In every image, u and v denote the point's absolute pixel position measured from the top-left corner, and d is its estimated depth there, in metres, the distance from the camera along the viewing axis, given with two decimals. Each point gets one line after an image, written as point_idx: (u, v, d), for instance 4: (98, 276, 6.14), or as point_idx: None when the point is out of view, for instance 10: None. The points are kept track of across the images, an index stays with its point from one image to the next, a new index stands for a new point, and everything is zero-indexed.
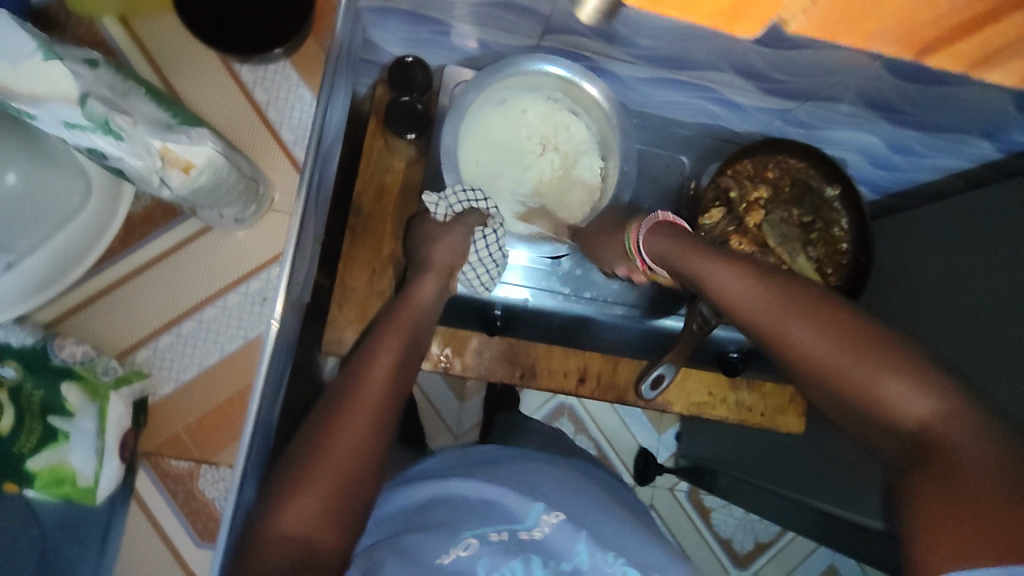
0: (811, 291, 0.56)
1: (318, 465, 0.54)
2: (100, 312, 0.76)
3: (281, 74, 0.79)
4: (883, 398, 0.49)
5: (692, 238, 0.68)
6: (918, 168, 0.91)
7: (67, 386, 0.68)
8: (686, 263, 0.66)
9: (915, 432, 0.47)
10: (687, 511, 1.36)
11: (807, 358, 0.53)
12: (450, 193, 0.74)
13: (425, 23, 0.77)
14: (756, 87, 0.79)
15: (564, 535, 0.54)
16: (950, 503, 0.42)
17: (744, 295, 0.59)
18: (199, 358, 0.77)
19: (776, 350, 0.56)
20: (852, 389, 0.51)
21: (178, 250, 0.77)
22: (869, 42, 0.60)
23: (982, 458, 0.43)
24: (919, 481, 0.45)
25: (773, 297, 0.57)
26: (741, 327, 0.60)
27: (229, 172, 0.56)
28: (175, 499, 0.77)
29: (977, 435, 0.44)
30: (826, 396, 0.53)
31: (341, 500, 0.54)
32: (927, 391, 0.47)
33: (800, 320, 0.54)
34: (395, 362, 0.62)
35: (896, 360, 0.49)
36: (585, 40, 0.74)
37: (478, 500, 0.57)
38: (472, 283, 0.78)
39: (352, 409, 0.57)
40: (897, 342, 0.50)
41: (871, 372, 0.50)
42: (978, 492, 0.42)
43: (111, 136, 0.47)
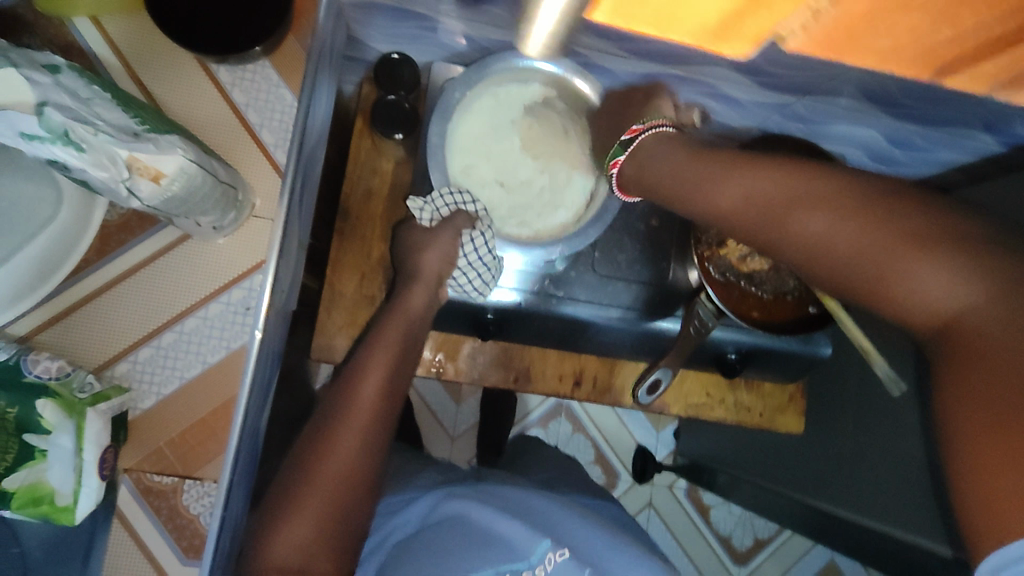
0: (844, 176, 0.48)
1: (310, 489, 0.53)
2: (78, 324, 0.74)
3: (261, 74, 0.77)
4: (910, 292, 0.42)
5: (693, 153, 0.59)
6: (918, 161, 0.90)
7: (43, 402, 0.64)
8: (688, 172, 0.58)
9: (946, 332, 0.41)
10: (686, 508, 1.35)
11: (825, 253, 0.46)
12: (436, 196, 0.72)
13: (410, 19, 0.74)
14: (751, 80, 0.76)
15: (569, 572, 0.54)
16: (1010, 417, 0.37)
17: (746, 197, 0.52)
18: (180, 370, 0.75)
19: (778, 250, 0.51)
20: (883, 286, 0.43)
21: (157, 258, 0.75)
22: (888, 61, 0.50)
23: (1016, 354, 0.38)
24: (947, 379, 0.41)
25: (772, 188, 0.51)
26: (749, 233, 0.53)
27: (203, 179, 0.54)
28: (160, 516, 0.75)
29: (1009, 306, 0.39)
30: (850, 294, 0.46)
31: (337, 523, 0.54)
32: (961, 275, 0.40)
33: (812, 212, 0.47)
34: (386, 375, 0.60)
35: (923, 240, 0.42)
36: (574, 35, 0.73)
37: (491, 531, 0.56)
38: (466, 290, 0.74)
39: (343, 429, 0.56)
40: (926, 215, 0.43)
41: (904, 265, 0.42)
42: (1007, 405, 0.37)
43: (72, 147, 0.44)
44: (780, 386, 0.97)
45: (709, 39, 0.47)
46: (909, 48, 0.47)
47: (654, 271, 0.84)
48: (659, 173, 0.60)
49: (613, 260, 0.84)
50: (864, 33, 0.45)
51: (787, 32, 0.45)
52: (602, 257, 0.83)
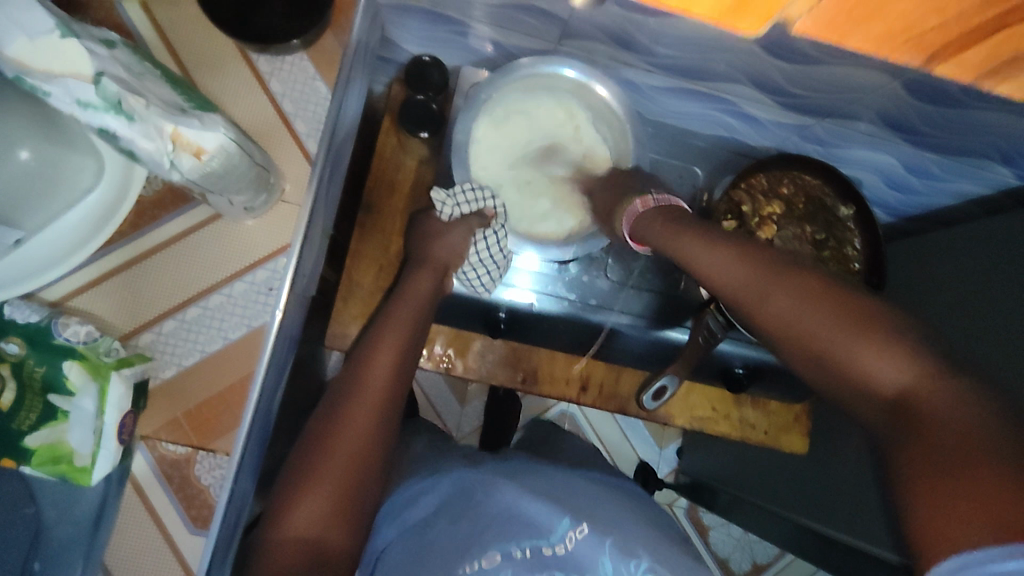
0: (784, 258, 0.55)
1: (323, 465, 0.54)
2: (108, 293, 0.76)
3: (298, 65, 0.79)
4: (866, 365, 0.46)
5: (685, 221, 0.67)
6: (937, 191, 0.90)
7: (68, 364, 0.68)
8: (672, 243, 0.65)
9: (893, 403, 0.45)
10: (686, 527, 1.35)
11: (787, 329, 0.52)
12: (458, 192, 0.72)
13: (444, 23, 0.77)
14: (773, 100, 0.79)
15: (591, 550, 0.52)
16: (949, 467, 0.40)
17: (717, 272, 0.59)
18: (201, 345, 0.77)
19: (753, 315, 0.55)
20: (840, 358, 0.48)
21: (188, 235, 0.77)
22: (874, 44, 0.52)
23: (960, 416, 0.41)
24: (910, 454, 0.43)
25: (738, 272, 0.57)
26: (723, 298, 0.59)
27: (240, 158, 0.56)
28: (171, 484, 0.77)
29: (961, 396, 0.42)
30: (808, 368, 0.51)
31: (349, 499, 0.54)
32: (908, 359, 0.45)
33: (781, 297, 0.53)
34: (397, 355, 0.62)
35: (870, 325, 0.47)
36: (601, 46, 0.76)
37: (516, 512, 0.55)
38: (472, 284, 0.76)
39: (355, 406, 0.57)
40: (873, 309, 0.48)
41: (856, 340, 0.47)
42: (973, 463, 0.39)
43: (123, 117, 0.47)
44: (784, 406, 0.99)
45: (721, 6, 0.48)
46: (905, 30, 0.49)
47: (665, 281, 0.86)
48: (647, 229, 0.70)
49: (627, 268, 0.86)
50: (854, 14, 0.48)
51: (794, 15, 0.49)
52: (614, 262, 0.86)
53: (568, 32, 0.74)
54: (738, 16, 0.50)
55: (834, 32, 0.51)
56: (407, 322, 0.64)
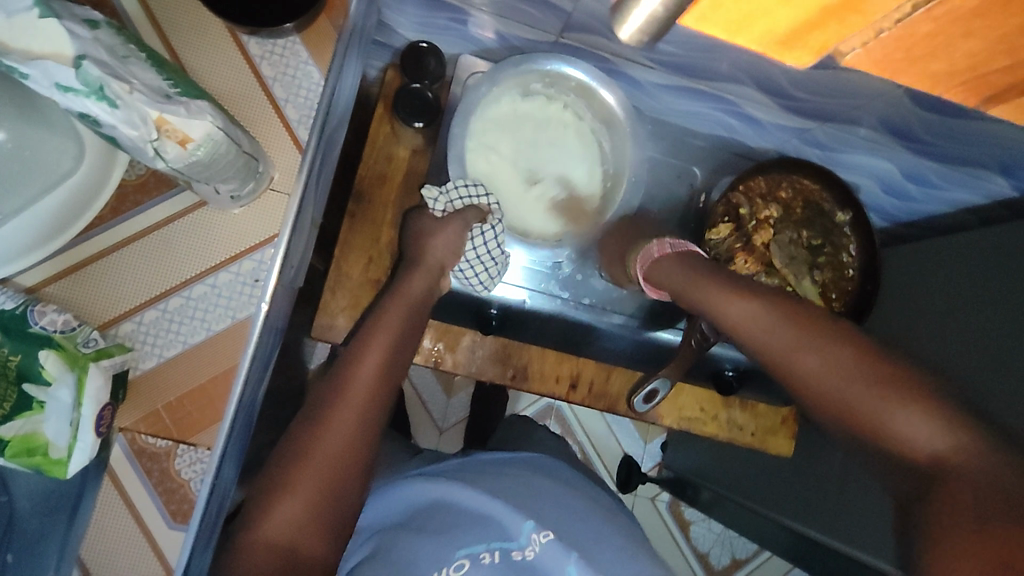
0: (814, 313, 0.58)
1: (299, 467, 0.51)
2: (84, 281, 0.73)
3: (291, 49, 0.76)
4: (905, 433, 0.50)
5: (702, 266, 0.68)
6: (932, 199, 0.91)
7: (45, 353, 0.65)
8: (693, 286, 0.66)
9: (932, 465, 0.48)
10: (667, 522, 1.36)
11: (816, 383, 0.54)
12: (451, 188, 0.70)
13: (441, 9, 0.75)
14: (775, 102, 0.78)
15: (557, 556, 0.52)
16: (967, 521, 0.44)
17: (744, 317, 0.60)
18: (184, 335, 0.75)
19: (783, 374, 0.57)
20: (876, 421, 0.51)
21: (170, 223, 0.74)
22: (926, 80, 0.54)
23: (983, 491, 0.44)
24: (934, 515, 0.46)
25: (759, 321, 0.59)
26: (745, 348, 0.61)
27: (228, 147, 0.54)
28: (151, 478, 0.75)
29: (993, 473, 0.45)
30: (841, 426, 0.54)
31: (328, 502, 0.51)
32: (941, 423, 0.48)
33: (811, 348, 0.55)
34: (386, 353, 0.58)
35: (906, 392, 0.50)
36: (603, 41, 0.74)
37: (480, 513, 0.55)
38: (470, 282, 0.74)
39: (338, 405, 0.54)
40: (909, 374, 0.51)
41: (893, 407, 0.50)
42: (986, 516, 0.43)
43: (106, 103, 0.45)
44: (774, 408, 0.98)
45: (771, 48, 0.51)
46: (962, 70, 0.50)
47: None
48: (662, 281, 0.71)
49: None
50: (919, 51, 0.47)
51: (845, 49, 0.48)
52: (611, 262, 0.87)
53: (571, 25, 0.73)
54: (789, 50, 0.51)
55: (881, 67, 0.51)
56: (393, 319, 0.61)
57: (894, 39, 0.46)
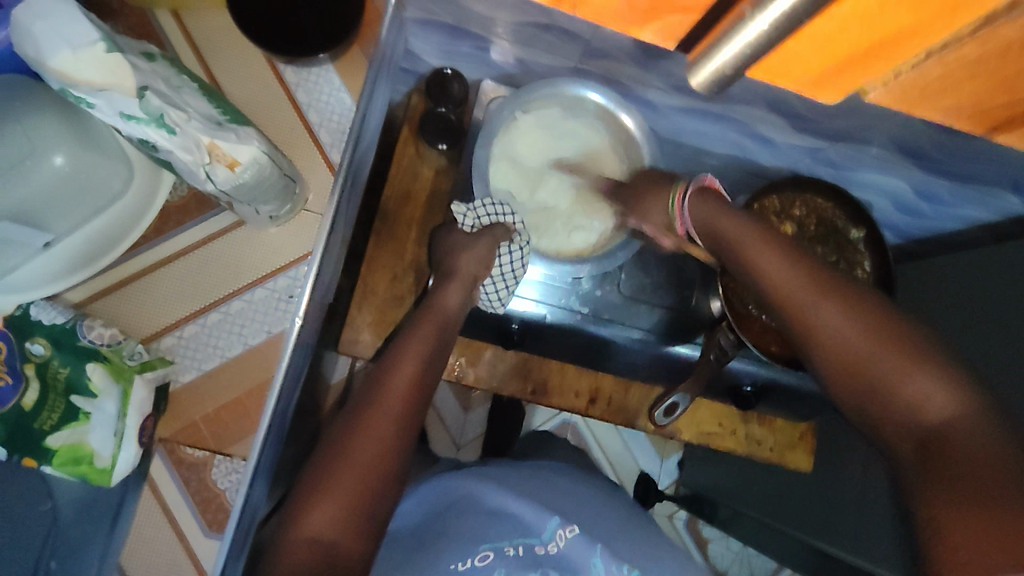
0: (836, 278, 0.57)
1: (339, 468, 0.51)
2: (130, 297, 0.77)
3: (324, 77, 0.79)
4: (907, 396, 0.50)
5: (733, 211, 0.65)
6: (945, 216, 0.93)
7: (93, 365, 0.69)
8: (715, 223, 0.65)
9: (936, 432, 0.48)
10: (685, 540, 1.36)
11: (827, 345, 0.54)
12: (479, 205, 0.72)
13: (465, 37, 0.79)
14: (789, 123, 0.81)
15: (581, 549, 0.55)
16: (967, 486, 0.44)
17: (770, 268, 0.59)
18: (221, 349, 0.78)
19: (799, 332, 0.56)
20: (882, 381, 0.51)
21: (210, 242, 0.78)
22: (942, 117, 0.61)
23: (990, 454, 0.45)
24: (930, 481, 0.47)
25: (781, 276, 0.58)
26: (767, 303, 0.60)
27: (272, 171, 0.57)
28: (188, 487, 0.77)
29: (991, 442, 0.46)
30: (838, 386, 0.54)
31: (365, 503, 0.51)
32: (954, 393, 0.48)
33: (832, 307, 0.55)
34: (422, 363, 0.59)
35: (919, 358, 0.50)
36: (620, 66, 0.77)
37: (502, 510, 0.58)
38: (491, 299, 0.76)
39: (378, 411, 0.55)
40: (921, 344, 0.51)
41: (902, 370, 0.50)
42: (988, 483, 0.44)
43: (164, 130, 0.48)
44: (791, 423, 0.99)
45: (808, 89, 0.57)
46: (964, 107, 0.58)
47: (677, 298, 0.90)
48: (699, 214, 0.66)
49: (639, 283, 0.89)
50: (934, 87, 0.54)
51: (870, 88, 0.56)
52: (629, 276, 0.89)
53: (590, 51, 0.76)
54: (820, 91, 0.57)
55: (902, 103, 0.59)
56: (426, 334, 0.62)
57: (908, 81, 0.53)
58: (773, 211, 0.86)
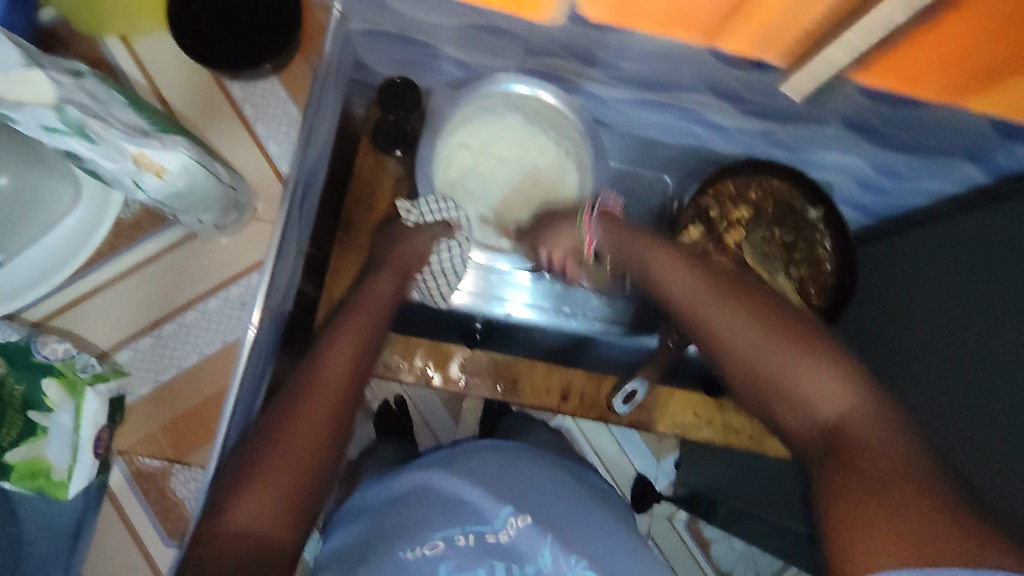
0: (735, 283, 0.61)
1: (268, 459, 0.53)
2: (77, 318, 0.73)
3: (269, 90, 0.76)
4: (807, 392, 0.53)
5: (644, 232, 0.71)
6: (910, 192, 0.92)
7: (48, 381, 0.69)
8: (631, 253, 0.70)
9: (835, 427, 0.51)
10: (686, 541, 1.34)
11: (735, 349, 0.57)
12: (422, 202, 0.76)
13: (411, 45, 0.80)
14: (734, 107, 0.81)
15: (530, 539, 0.55)
16: (860, 474, 0.47)
17: (682, 278, 0.63)
18: (177, 359, 0.74)
19: (705, 337, 0.60)
20: (788, 379, 0.54)
21: (162, 255, 0.75)
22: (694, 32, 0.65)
23: (882, 445, 0.47)
24: (830, 470, 0.49)
25: (691, 286, 0.62)
26: (678, 310, 0.63)
27: (206, 177, 0.57)
28: (148, 499, 0.74)
29: (882, 428, 0.49)
30: (748, 389, 0.57)
31: (298, 494, 0.54)
32: (848, 387, 0.51)
33: (730, 312, 0.58)
34: (356, 352, 0.61)
35: (813, 352, 0.54)
36: (563, 62, 0.78)
37: (460, 499, 0.58)
38: (431, 294, 0.80)
39: (308, 403, 0.56)
40: (813, 339, 0.55)
41: (800, 365, 0.54)
42: (888, 472, 0.45)
43: (86, 141, 0.48)
44: None
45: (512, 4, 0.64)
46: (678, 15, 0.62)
47: (639, 289, 0.92)
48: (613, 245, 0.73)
49: (602, 275, 0.90)
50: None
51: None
52: None
53: (531, 50, 0.77)
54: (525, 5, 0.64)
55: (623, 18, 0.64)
56: (362, 322, 0.64)
57: None
58: (728, 197, 0.88)
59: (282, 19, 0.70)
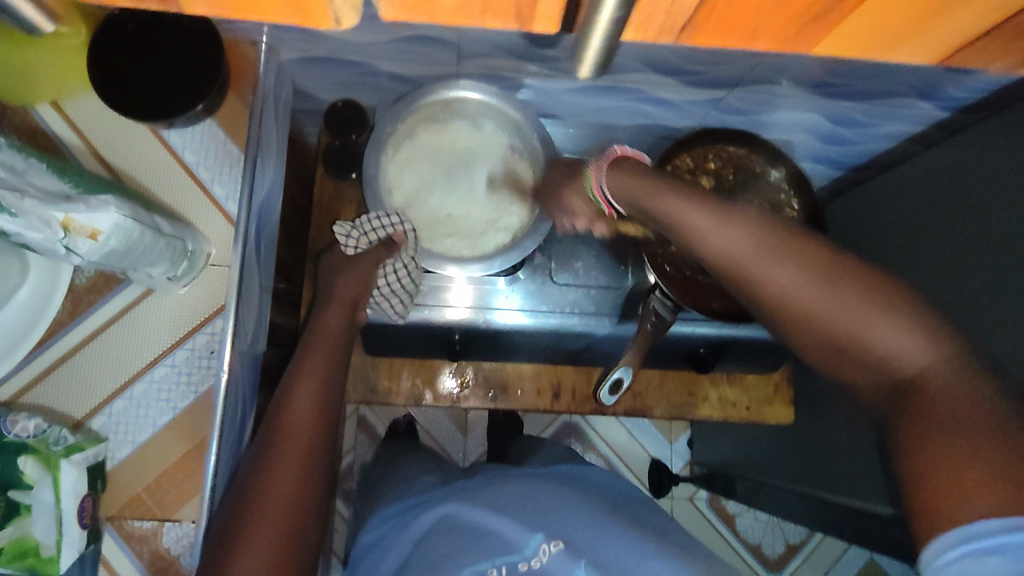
0: (780, 227, 0.51)
1: (252, 526, 0.53)
2: (48, 392, 0.73)
3: (209, 133, 0.77)
4: (884, 350, 0.47)
5: (653, 172, 0.61)
6: (870, 137, 0.91)
7: (23, 459, 0.66)
8: (639, 194, 0.60)
9: (911, 383, 0.46)
10: (711, 519, 1.33)
11: (796, 307, 0.50)
12: (364, 221, 0.75)
13: (347, 67, 0.78)
14: (678, 81, 0.80)
15: (563, 565, 0.53)
16: (950, 422, 0.43)
17: (697, 224, 0.53)
18: (153, 419, 0.75)
19: (748, 293, 0.52)
20: (856, 337, 0.48)
21: (125, 314, 0.75)
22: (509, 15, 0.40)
23: (967, 400, 0.44)
24: (908, 426, 0.45)
25: (742, 236, 0.51)
26: (705, 264, 0.54)
27: (140, 232, 0.55)
28: (142, 560, 0.75)
29: (969, 383, 0.45)
30: (819, 349, 0.50)
31: (288, 552, 0.54)
32: (924, 339, 0.47)
33: (790, 263, 0.50)
34: (319, 391, 0.61)
35: (890, 303, 0.48)
36: (500, 61, 0.76)
37: (481, 527, 0.57)
38: (383, 312, 0.79)
39: (278, 458, 0.56)
40: (889, 284, 0.49)
41: (880, 318, 0.47)
42: (966, 426, 0.43)
43: (5, 214, 0.45)
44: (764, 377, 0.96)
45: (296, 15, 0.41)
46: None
47: (613, 275, 0.88)
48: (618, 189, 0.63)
49: (572, 268, 0.88)
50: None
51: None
52: (561, 268, 0.88)
53: (465, 55, 0.75)
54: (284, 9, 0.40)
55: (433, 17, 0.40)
56: (318, 359, 0.63)
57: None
58: (687, 170, 0.85)
59: (201, 52, 0.67)
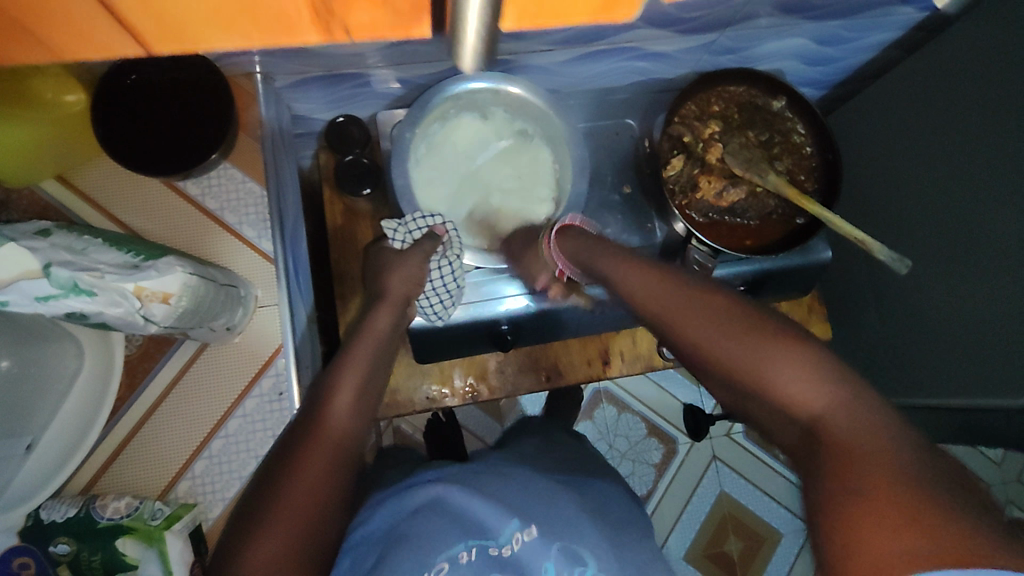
0: (740, 303, 0.54)
1: (277, 506, 0.47)
2: (130, 460, 0.80)
3: (224, 175, 0.82)
4: (786, 388, 0.47)
5: (566, 239, 0.75)
6: (852, 52, 0.90)
7: (123, 540, 0.75)
8: (578, 251, 0.73)
9: (811, 424, 0.45)
10: (750, 450, 1.35)
11: (717, 358, 0.52)
12: (409, 220, 0.75)
13: (342, 82, 0.75)
14: (672, 31, 0.78)
15: (535, 551, 0.55)
16: (875, 492, 0.38)
17: (651, 296, 0.60)
18: (237, 470, 0.82)
19: (688, 346, 0.55)
20: (762, 374, 0.48)
21: (182, 375, 0.81)
22: None
23: (896, 468, 0.38)
24: (815, 479, 0.41)
25: (672, 302, 0.57)
26: (700, 366, 0.55)
27: (205, 287, 0.60)
28: None
29: (865, 421, 0.42)
30: (726, 383, 0.52)
31: (308, 542, 0.46)
32: (821, 381, 0.45)
33: (698, 324, 0.54)
34: (356, 392, 0.58)
35: (801, 349, 0.48)
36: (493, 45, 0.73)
37: (464, 514, 0.57)
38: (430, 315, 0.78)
39: (311, 446, 0.51)
40: (792, 337, 0.49)
41: (780, 363, 0.48)
42: (880, 490, 0.37)
43: (85, 295, 0.50)
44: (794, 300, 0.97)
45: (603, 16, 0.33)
46: None
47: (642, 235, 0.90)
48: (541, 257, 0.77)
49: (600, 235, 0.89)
50: None
51: None
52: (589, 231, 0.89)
53: None
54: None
55: None
56: (361, 359, 0.62)
57: None
58: (694, 117, 0.87)
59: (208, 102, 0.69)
